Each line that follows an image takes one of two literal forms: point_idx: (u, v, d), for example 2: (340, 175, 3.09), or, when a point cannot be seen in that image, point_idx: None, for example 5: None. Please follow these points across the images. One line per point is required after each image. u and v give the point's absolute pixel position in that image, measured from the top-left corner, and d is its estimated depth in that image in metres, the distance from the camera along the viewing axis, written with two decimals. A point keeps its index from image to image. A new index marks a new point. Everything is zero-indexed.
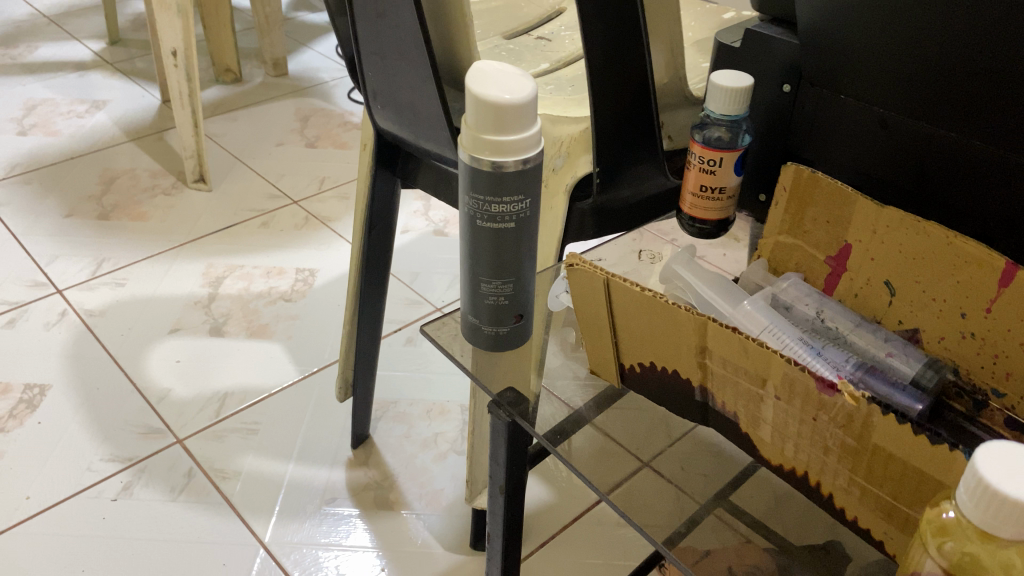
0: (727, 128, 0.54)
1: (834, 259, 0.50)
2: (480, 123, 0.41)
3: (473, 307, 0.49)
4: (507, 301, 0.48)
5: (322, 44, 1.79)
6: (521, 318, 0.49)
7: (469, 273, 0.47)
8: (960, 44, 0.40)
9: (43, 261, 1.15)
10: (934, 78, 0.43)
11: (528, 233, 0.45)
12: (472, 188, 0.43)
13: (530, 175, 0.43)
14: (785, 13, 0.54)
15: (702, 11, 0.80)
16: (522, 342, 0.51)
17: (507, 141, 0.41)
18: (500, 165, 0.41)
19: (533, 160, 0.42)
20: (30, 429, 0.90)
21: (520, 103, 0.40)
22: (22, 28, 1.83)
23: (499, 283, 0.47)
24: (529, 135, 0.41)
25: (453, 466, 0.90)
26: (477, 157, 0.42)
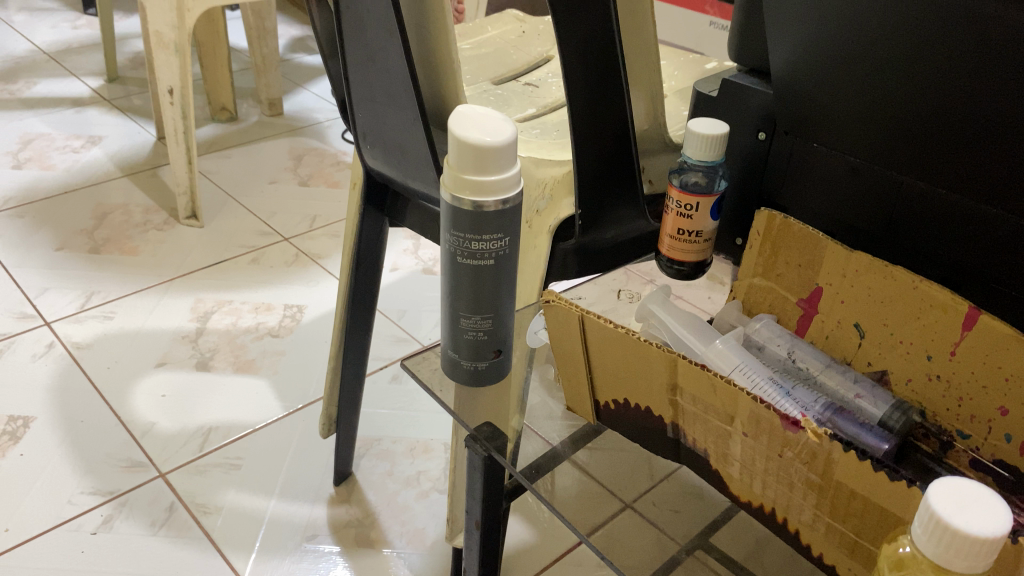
0: (704, 174, 0.57)
1: (806, 302, 0.52)
2: (461, 165, 0.42)
3: (452, 342, 0.50)
4: (486, 336, 0.49)
5: (318, 85, 1.83)
6: (500, 353, 0.50)
7: (448, 308, 0.48)
8: (924, 92, 0.42)
9: (33, 293, 1.16)
10: (901, 127, 0.45)
11: (506, 271, 0.47)
12: (452, 225, 0.44)
13: (509, 214, 0.44)
14: (761, 64, 0.56)
15: (684, 61, 0.82)
16: (501, 376, 0.52)
17: (487, 181, 0.42)
18: (480, 205, 0.43)
19: (513, 201, 0.44)
20: (12, 461, 0.90)
21: (500, 145, 0.42)
22: (21, 64, 1.86)
23: (478, 318, 0.48)
24: (509, 175, 0.43)
25: (435, 505, 0.90)
26: (458, 197, 0.43)
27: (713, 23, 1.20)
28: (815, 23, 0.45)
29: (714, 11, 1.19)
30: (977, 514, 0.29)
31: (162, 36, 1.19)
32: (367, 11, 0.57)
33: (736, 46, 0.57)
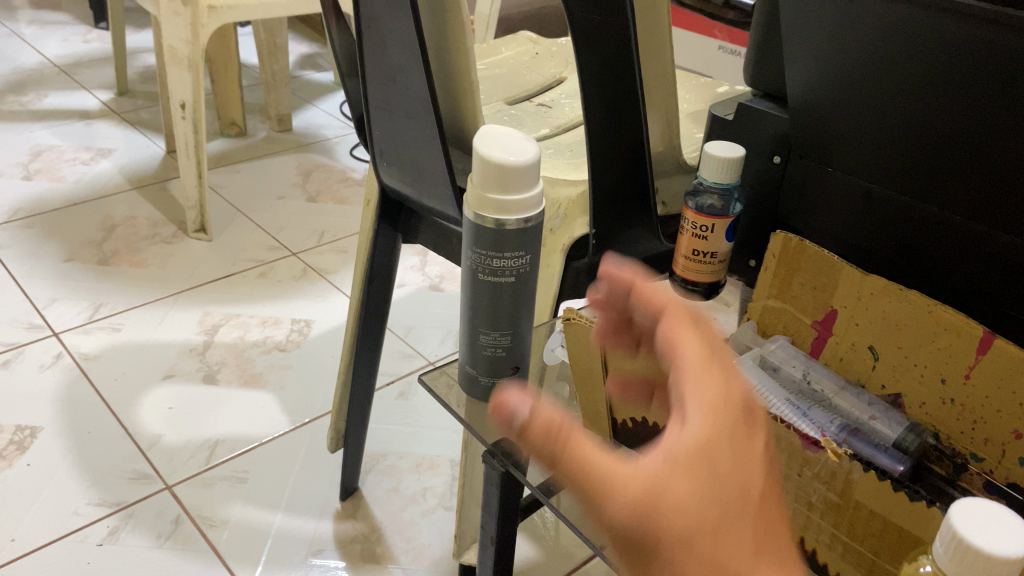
0: (719, 196, 0.57)
1: (820, 324, 0.52)
2: (485, 184, 0.43)
3: (471, 358, 0.50)
4: (504, 352, 0.49)
5: (326, 102, 1.84)
6: (517, 369, 0.51)
7: (468, 324, 0.49)
8: (940, 120, 0.43)
9: (41, 304, 1.16)
10: (916, 154, 0.46)
11: (526, 287, 0.47)
12: (475, 241, 0.45)
13: (531, 232, 0.45)
14: (777, 88, 0.57)
15: (696, 85, 0.83)
16: (517, 394, 0.52)
17: (510, 200, 0.43)
18: (502, 223, 0.43)
19: (535, 219, 0.44)
20: (19, 471, 0.90)
21: (524, 165, 0.42)
22: (31, 76, 1.87)
23: (497, 335, 0.48)
24: (531, 195, 0.44)
25: (441, 522, 0.90)
26: (482, 215, 0.44)
27: (723, 48, 1.22)
28: (835, 50, 0.46)
29: (723, 35, 1.21)
30: (999, 535, 0.29)
31: (175, 51, 1.19)
32: (389, 31, 0.58)
33: (752, 70, 0.58)
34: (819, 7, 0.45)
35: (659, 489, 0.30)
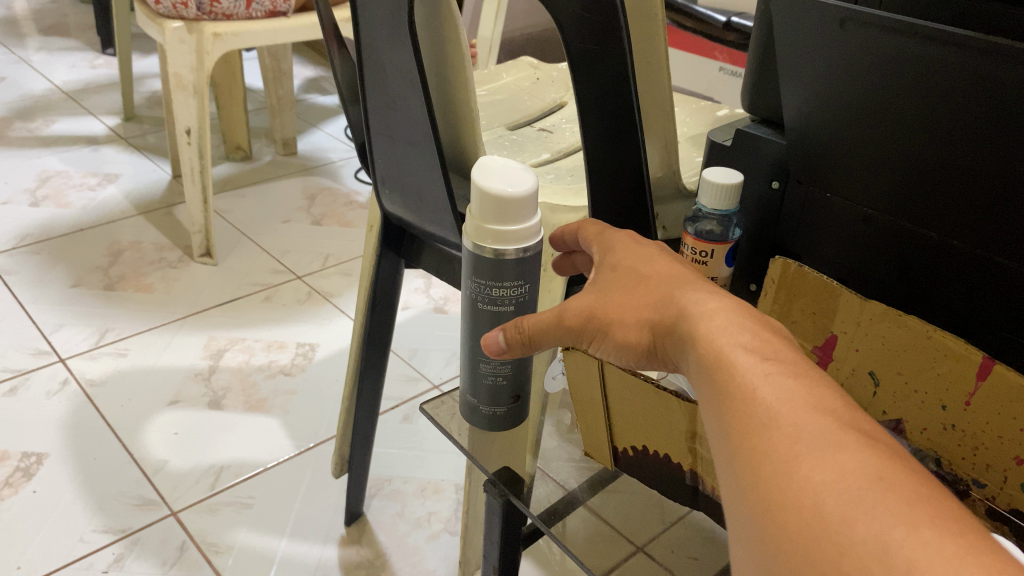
0: (719, 221, 0.57)
1: (821, 349, 0.52)
2: (483, 216, 0.43)
3: (472, 387, 0.50)
4: (504, 383, 0.50)
5: (331, 125, 1.85)
6: (518, 398, 0.51)
7: (469, 354, 0.49)
8: (926, 143, 0.44)
9: (48, 329, 1.17)
10: (907, 173, 0.46)
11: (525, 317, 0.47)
12: (474, 272, 0.45)
13: (529, 262, 0.45)
14: (775, 114, 0.57)
15: (696, 109, 0.84)
16: (519, 421, 0.53)
17: (508, 231, 0.43)
18: (501, 253, 0.44)
19: (533, 249, 0.45)
20: (25, 498, 0.91)
21: (522, 196, 0.42)
22: (40, 103, 1.89)
23: (497, 364, 0.49)
24: (529, 226, 0.44)
25: (445, 547, 0.90)
26: (480, 244, 0.44)
27: (723, 69, 1.22)
28: (831, 74, 0.46)
29: (723, 57, 1.22)
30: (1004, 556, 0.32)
31: (181, 78, 1.20)
32: (388, 61, 0.59)
33: (749, 96, 0.58)
34: (817, 31, 0.45)
35: (593, 286, 0.42)
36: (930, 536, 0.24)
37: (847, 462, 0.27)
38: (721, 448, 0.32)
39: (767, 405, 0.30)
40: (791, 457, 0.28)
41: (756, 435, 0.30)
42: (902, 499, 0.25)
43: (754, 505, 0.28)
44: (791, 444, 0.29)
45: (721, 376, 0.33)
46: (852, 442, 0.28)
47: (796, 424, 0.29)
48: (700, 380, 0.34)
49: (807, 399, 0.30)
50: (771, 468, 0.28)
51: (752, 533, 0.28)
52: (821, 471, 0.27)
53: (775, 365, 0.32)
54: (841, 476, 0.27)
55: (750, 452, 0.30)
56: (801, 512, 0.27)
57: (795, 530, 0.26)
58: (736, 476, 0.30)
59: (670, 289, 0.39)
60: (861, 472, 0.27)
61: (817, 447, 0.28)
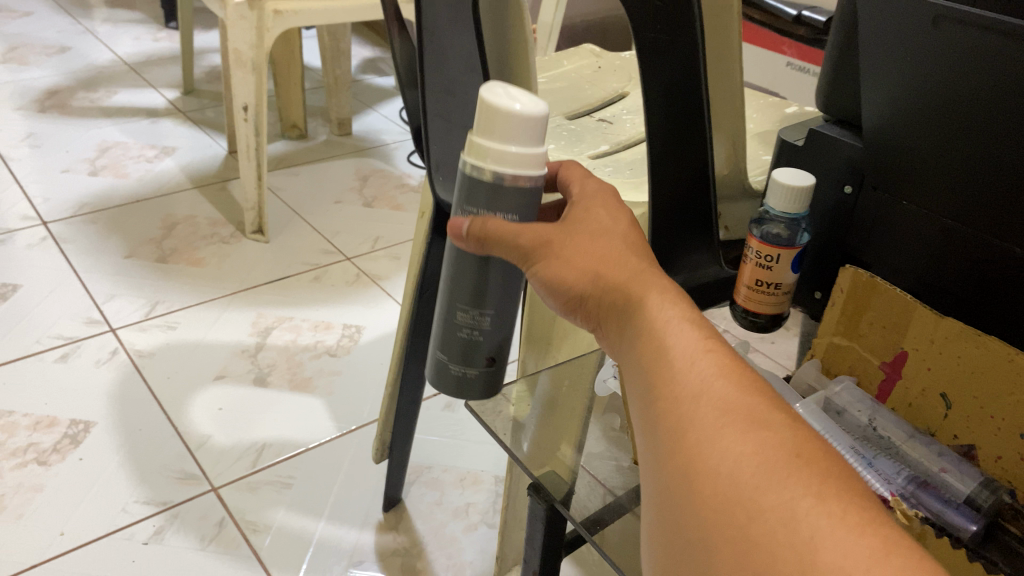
0: (786, 225, 0.54)
1: (889, 365, 0.49)
2: (481, 128, 0.40)
3: (446, 342, 0.47)
4: (484, 340, 0.46)
5: (387, 107, 1.85)
6: (496, 360, 0.47)
7: (449, 303, 0.46)
8: (978, 140, 0.42)
9: (101, 299, 1.18)
10: (972, 176, 0.44)
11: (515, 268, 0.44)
12: (467, 199, 0.41)
13: (528, 196, 0.41)
14: (851, 115, 0.54)
15: (764, 105, 0.81)
16: (494, 392, 0.49)
17: (510, 152, 0.39)
18: (500, 177, 0.40)
19: (535, 181, 0.41)
20: (71, 465, 0.92)
21: (530, 113, 0.39)
22: (103, 73, 1.92)
23: (476, 315, 0.45)
24: (530, 151, 0.40)
25: (482, 539, 0.89)
26: (474, 161, 0.40)
27: (790, 64, 1.20)
28: (895, 69, 0.44)
29: (793, 52, 1.18)
30: None
31: (240, 54, 1.21)
32: (451, 44, 0.57)
33: (823, 94, 0.56)
34: (892, 25, 0.43)
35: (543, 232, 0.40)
36: (838, 512, 0.25)
37: (769, 436, 0.28)
38: (643, 408, 0.33)
39: (695, 376, 0.31)
40: (714, 425, 0.29)
41: (681, 404, 0.30)
42: (816, 478, 0.27)
43: (671, 476, 0.29)
44: (716, 415, 0.29)
45: (652, 344, 0.33)
46: (774, 426, 0.29)
47: (722, 396, 0.30)
48: (632, 350, 0.35)
49: (734, 374, 0.31)
50: (691, 437, 0.29)
51: (667, 495, 0.29)
52: (738, 445, 0.28)
53: (706, 340, 0.33)
54: (762, 449, 0.27)
55: (673, 413, 0.30)
56: (718, 478, 0.27)
57: (711, 504, 0.27)
58: (657, 439, 0.31)
59: (624, 249, 0.38)
60: (780, 448, 0.28)
61: (742, 419, 0.29)
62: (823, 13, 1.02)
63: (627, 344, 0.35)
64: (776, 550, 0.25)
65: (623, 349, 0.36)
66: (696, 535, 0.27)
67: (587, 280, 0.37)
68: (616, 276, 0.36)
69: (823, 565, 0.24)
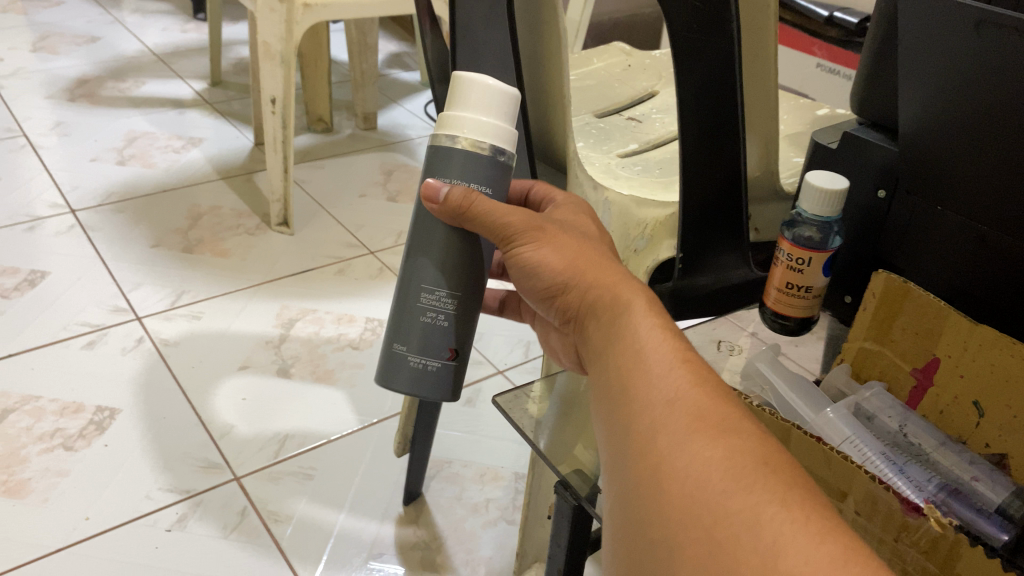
0: (818, 228, 0.54)
1: (921, 372, 0.49)
2: (451, 104, 0.46)
3: (404, 331, 0.49)
4: (443, 324, 0.48)
5: (412, 101, 1.85)
6: (455, 355, 0.49)
7: (410, 289, 0.48)
8: (1011, 146, 0.42)
9: (127, 287, 1.19)
10: (1006, 183, 0.44)
11: (475, 251, 0.48)
12: (428, 170, 0.46)
13: (497, 171, 0.46)
14: (886, 119, 0.54)
15: (794, 106, 0.80)
16: (452, 395, 0.50)
17: (485, 122, 0.45)
18: (475, 145, 0.45)
19: (506, 156, 0.46)
20: (96, 451, 0.93)
21: (503, 90, 0.45)
22: (131, 63, 1.93)
23: (440, 294, 0.48)
24: (502, 126, 0.46)
25: (501, 535, 0.89)
26: (438, 132, 0.46)
27: (821, 66, 1.20)
28: (934, 72, 0.44)
29: (822, 53, 1.19)
30: None
31: (269, 47, 1.21)
32: (484, 40, 0.57)
33: (858, 98, 0.55)
34: (935, 26, 0.42)
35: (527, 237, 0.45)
36: (800, 516, 0.28)
37: (737, 444, 0.31)
38: (616, 416, 0.35)
39: (669, 386, 0.34)
40: (685, 433, 0.32)
41: (655, 411, 0.33)
42: (780, 485, 0.29)
43: (644, 483, 0.31)
44: (686, 423, 0.32)
45: (627, 351, 0.36)
46: (740, 436, 0.31)
47: (693, 405, 0.33)
48: (608, 363, 0.37)
49: (702, 388, 0.33)
50: (663, 442, 0.32)
51: (639, 498, 0.31)
52: (707, 454, 0.30)
53: (680, 349, 0.36)
54: (730, 456, 0.30)
55: (645, 425, 0.33)
56: (687, 482, 0.30)
57: (680, 510, 0.30)
58: (628, 444, 0.33)
59: (604, 254, 0.43)
60: (748, 456, 0.30)
61: (713, 428, 0.31)
62: (855, 15, 1.01)
63: (604, 347, 0.38)
64: (741, 550, 0.27)
65: (599, 353, 0.39)
66: (666, 536, 0.30)
67: (568, 269, 0.41)
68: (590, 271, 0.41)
69: (787, 567, 0.26)
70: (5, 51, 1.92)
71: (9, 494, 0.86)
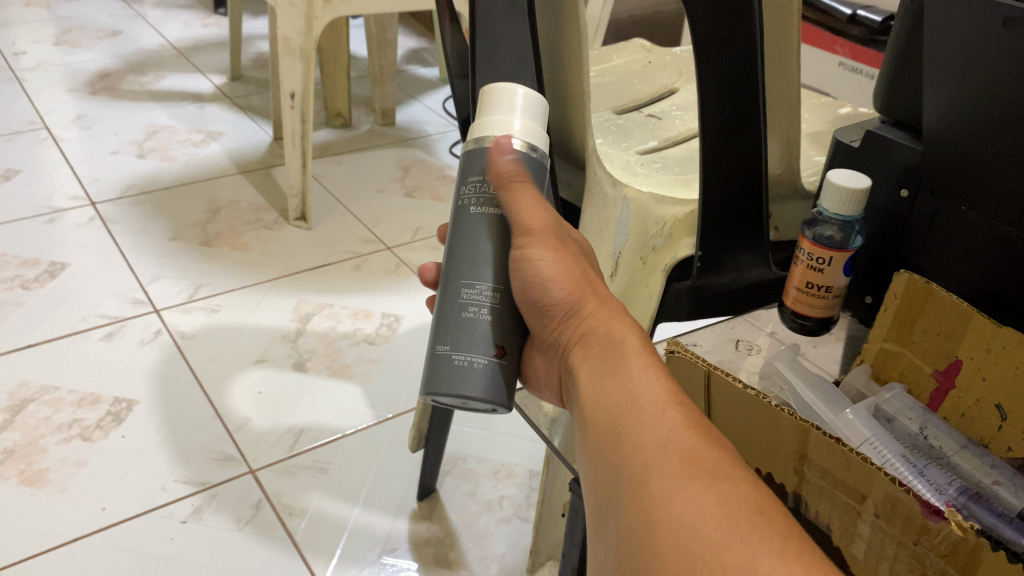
0: (839, 228, 0.54)
1: (942, 374, 0.48)
2: (482, 111, 0.46)
3: (446, 330, 0.45)
4: (488, 316, 0.45)
5: (430, 97, 1.85)
6: (503, 354, 0.45)
7: (450, 287, 0.45)
8: None
9: (146, 280, 1.20)
10: None
11: (518, 247, 0.46)
12: (466, 174, 0.46)
13: (531, 169, 0.46)
14: (910, 117, 0.53)
15: (816, 104, 0.80)
16: (502, 405, 0.45)
17: (515, 121, 0.45)
18: (506, 141, 0.45)
19: (537, 154, 0.46)
20: (114, 442, 0.93)
21: (531, 95, 0.46)
22: (152, 57, 1.94)
23: (483, 287, 0.45)
24: (531, 127, 0.46)
25: (515, 532, 0.89)
26: (472, 138, 0.46)
27: (843, 65, 1.20)
28: (958, 68, 0.43)
29: (845, 51, 1.19)
30: None
31: (289, 42, 1.22)
32: (503, 35, 0.57)
33: (882, 95, 0.55)
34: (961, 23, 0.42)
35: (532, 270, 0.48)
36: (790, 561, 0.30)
37: (730, 492, 0.33)
38: (609, 456, 0.38)
39: (663, 432, 0.37)
40: (680, 477, 0.35)
41: (650, 456, 0.36)
42: (771, 534, 0.31)
43: (637, 521, 0.34)
44: (682, 468, 0.35)
45: (624, 397, 0.40)
46: (731, 484, 0.34)
47: (687, 451, 0.36)
48: (604, 405, 0.40)
49: (695, 437, 0.36)
50: (656, 485, 0.35)
51: (629, 536, 0.34)
52: (698, 501, 0.33)
53: (672, 394, 0.39)
54: (724, 504, 0.33)
55: (640, 470, 0.36)
56: (680, 524, 0.33)
57: (673, 550, 0.32)
58: (620, 485, 0.36)
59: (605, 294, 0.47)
60: (741, 503, 0.33)
61: (706, 475, 0.34)
62: (879, 13, 1.00)
63: (597, 386, 0.42)
64: None
65: (591, 392, 0.42)
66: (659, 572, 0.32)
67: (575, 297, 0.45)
68: (595, 303, 0.46)
69: None
70: (28, 45, 1.93)
71: (27, 483, 0.87)
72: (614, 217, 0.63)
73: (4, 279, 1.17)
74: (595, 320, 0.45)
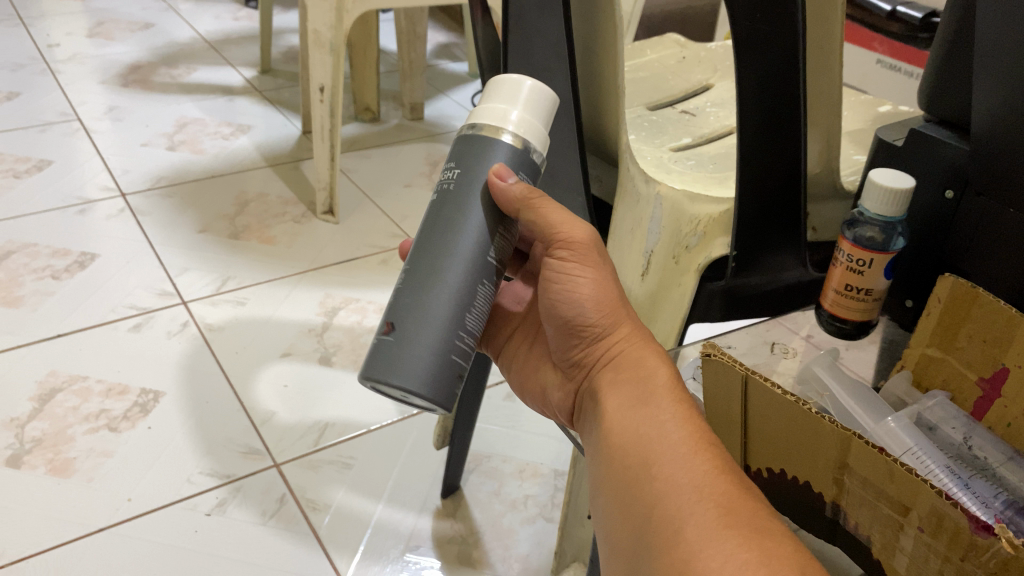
0: (881, 228, 0.53)
1: (988, 382, 0.47)
2: (488, 97, 0.47)
3: None
4: (449, 315, 0.44)
5: (459, 92, 1.85)
6: (388, 330, 0.44)
7: (417, 276, 0.45)
8: None
9: (174, 272, 1.20)
10: None
11: (442, 233, 0.45)
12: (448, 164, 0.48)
13: (492, 153, 0.45)
14: (956, 115, 0.51)
15: (857, 102, 0.78)
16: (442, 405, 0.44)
17: (514, 114, 0.46)
18: (492, 130, 0.45)
19: (528, 146, 0.46)
20: (140, 433, 0.93)
21: (539, 88, 0.46)
22: (184, 50, 1.95)
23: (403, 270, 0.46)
24: (530, 121, 0.46)
25: (539, 532, 0.88)
26: (467, 124, 0.47)
27: (881, 62, 1.19)
28: (1013, 64, 0.42)
29: (883, 48, 1.18)
30: None
31: (319, 35, 1.22)
32: (537, 29, 0.56)
33: (927, 94, 0.53)
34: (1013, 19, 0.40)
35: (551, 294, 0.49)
36: None
37: (772, 548, 0.34)
38: (641, 503, 0.39)
39: (698, 480, 0.37)
40: (717, 530, 0.35)
41: (684, 503, 0.37)
42: None
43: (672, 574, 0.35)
44: (718, 519, 0.35)
45: (654, 439, 0.41)
46: (766, 538, 0.34)
47: (722, 501, 0.36)
48: (635, 447, 0.41)
49: (726, 487, 0.37)
50: (694, 537, 0.35)
51: None
52: (735, 556, 0.34)
53: (703, 438, 0.40)
54: (767, 560, 0.33)
55: (674, 524, 0.36)
56: None
57: None
58: (656, 536, 0.37)
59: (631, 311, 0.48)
60: (785, 561, 0.33)
61: (744, 528, 0.35)
62: (920, 9, 0.98)
63: (626, 421, 0.43)
64: None
65: (623, 427, 0.43)
66: None
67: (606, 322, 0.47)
68: (625, 328, 0.47)
69: None
70: (62, 37, 1.95)
71: (55, 472, 0.87)
72: (646, 215, 0.61)
73: (35, 268, 1.18)
74: (625, 347, 0.47)
